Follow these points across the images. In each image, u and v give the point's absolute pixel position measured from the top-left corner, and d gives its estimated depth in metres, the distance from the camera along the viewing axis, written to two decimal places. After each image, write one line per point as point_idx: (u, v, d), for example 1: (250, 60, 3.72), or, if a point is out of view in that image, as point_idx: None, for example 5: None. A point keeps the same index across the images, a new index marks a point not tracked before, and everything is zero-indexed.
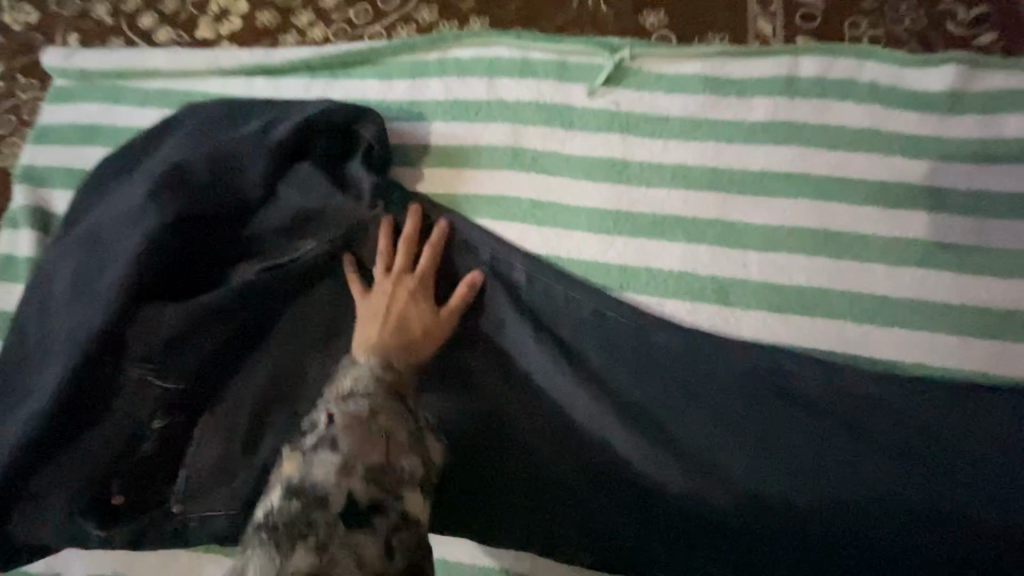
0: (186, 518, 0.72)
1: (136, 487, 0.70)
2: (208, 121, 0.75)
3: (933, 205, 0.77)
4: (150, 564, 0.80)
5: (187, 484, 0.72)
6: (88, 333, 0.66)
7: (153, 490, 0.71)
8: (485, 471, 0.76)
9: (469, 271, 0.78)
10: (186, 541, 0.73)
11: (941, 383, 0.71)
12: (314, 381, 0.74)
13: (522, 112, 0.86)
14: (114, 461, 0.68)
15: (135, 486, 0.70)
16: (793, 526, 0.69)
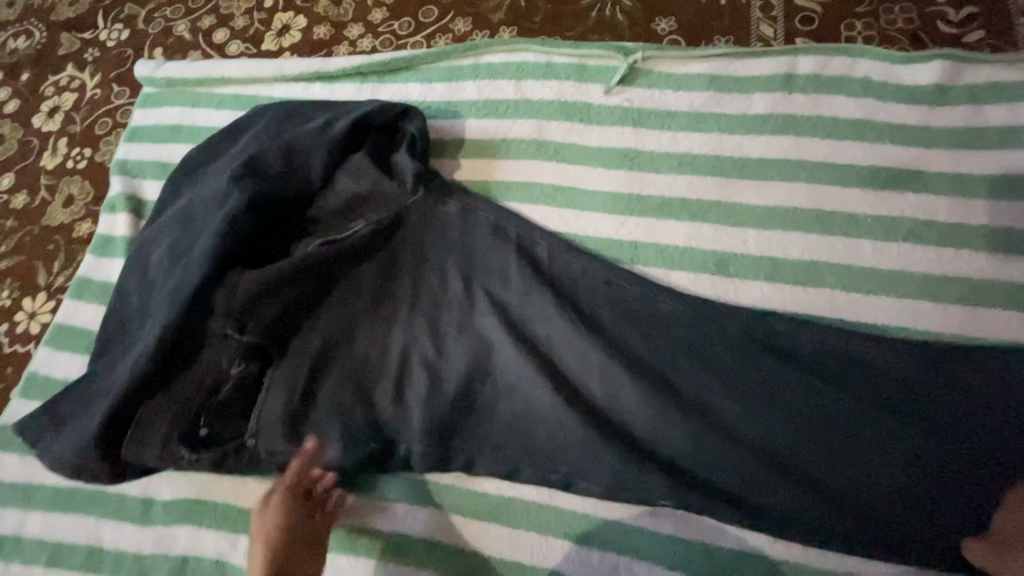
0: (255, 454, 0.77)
1: (218, 422, 0.77)
2: (285, 120, 0.90)
3: (929, 187, 0.78)
4: (158, 536, 0.80)
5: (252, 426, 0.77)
6: (181, 292, 0.75)
7: (226, 427, 0.77)
8: (491, 429, 0.75)
9: (487, 242, 0.81)
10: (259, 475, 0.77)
11: (956, 352, 0.68)
12: (362, 342, 0.79)
13: (545, 109, 0.92)
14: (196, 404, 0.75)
15: (217, 422, 0.77)
16: (805, 496, 0.67)
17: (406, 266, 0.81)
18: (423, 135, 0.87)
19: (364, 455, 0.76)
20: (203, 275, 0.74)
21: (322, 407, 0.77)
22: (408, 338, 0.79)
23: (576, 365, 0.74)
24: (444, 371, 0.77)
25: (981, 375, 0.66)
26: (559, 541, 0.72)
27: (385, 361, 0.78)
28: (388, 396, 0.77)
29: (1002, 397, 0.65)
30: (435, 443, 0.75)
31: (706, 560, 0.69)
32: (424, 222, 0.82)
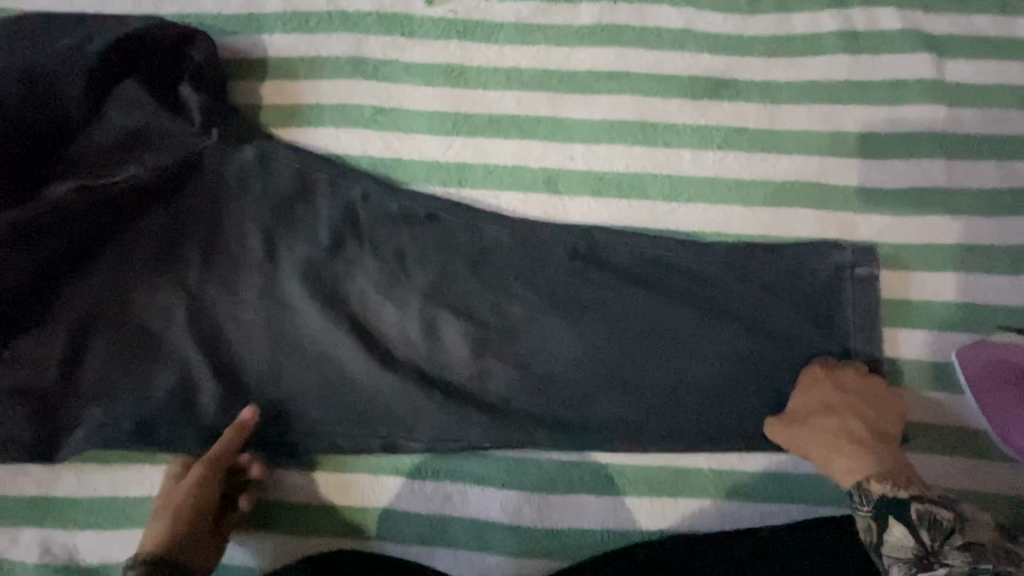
0: None
1: None
2: (20, 29, 0.70)
3: (738, 96, 0.80)
4: None
5: None
6: None
7: None
8: (308, 382, 0.69)
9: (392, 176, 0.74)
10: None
11: (760, 249, 0.71)
12: (143, 307, 0.69)
13: (362, 23, 0.82)
14: None
15: None
16: (622, 406, 0.68)
17: (196, 218, 0.71)
18: (212, 65, 0.74)
19: (142, 434, 0.67)
20: None
21: (87, 384, 0.67)
22: (196, 297, 0.70)
23: (399, 300, 0.70)
24: (245, 332, 0.69)
25: (778, 271, 0.70)
26: (389, 479, 0.69)
27: (168, 326, 0.69)
28: (171, 365, 0.68)
29: (795, 289, 0.70)
30: (236, 412, 0.67)
31: (539, 476, 0.69)
32: (217, 167, 0.72)
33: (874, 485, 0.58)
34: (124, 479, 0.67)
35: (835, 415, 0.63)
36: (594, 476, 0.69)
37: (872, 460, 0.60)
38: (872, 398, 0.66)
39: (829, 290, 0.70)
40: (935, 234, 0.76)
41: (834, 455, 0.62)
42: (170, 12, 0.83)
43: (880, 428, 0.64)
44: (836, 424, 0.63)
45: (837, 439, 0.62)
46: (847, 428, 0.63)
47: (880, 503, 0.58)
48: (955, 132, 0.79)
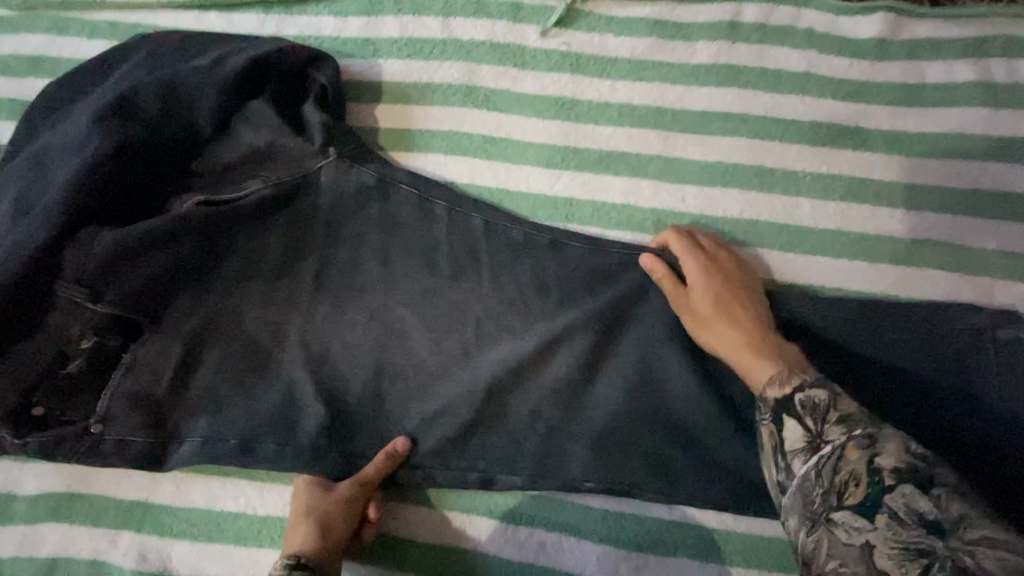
0: (104, 440, 0.67)
1: (65, 402, 0.66)
2: (164, 49, 0.74)
3: (863, 145, 0.76)
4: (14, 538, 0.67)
5: (108, 408, 0.67)
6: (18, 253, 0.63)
7: (75, 409, 0.66)
8: (406, 410, 0.68)
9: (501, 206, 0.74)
10: (108, 465, 0.67)
11: (882, 310, 0.67)
12: (253, 321, 0.70)
13: (475, 52, 0.82)
14: (38, 379, 0.65)
15: (65, 402, 0.66)
16: (731, 467, 0.64)
17: (312, 239, 0.72)
18: (335, 88, 0.75)
19: (243, 451, 0.66)
20: (41, 227, 0.64)
21: (197, 395, 0.68)
22: (307, 317, 0.70)
23: (504, 334, 0.69)
24: (352, 356, 0.69)
25: (908, 334, 0.67)
26: (483, 519, 0.66)
27: (278, 343, 0.70)
28: (279, 383, 0.68)
29: (924, 356, 0.66)
30: (338, 437, 0.67)
31: (638, 533, 0.65)
32: (335, 189, 0.73)
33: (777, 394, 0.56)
34: (221, 494, 0.67)
35: (710, 299, 0.64)
36: (698, 540, 0.65)
37: (746, 337, 0.61)
38: (728, 273, 0.67)
39: (968, 360, 0.66)
40: None
41: (716, 337, 0.63)
42: (292, 35, 0.85)
43: (741, 294, 0.65)
44: (703, 309, 0.64)
45: (721, 321, 0.63)
46: (731, 309, 0.63)
47: (785, 401, 0.55)
48: None
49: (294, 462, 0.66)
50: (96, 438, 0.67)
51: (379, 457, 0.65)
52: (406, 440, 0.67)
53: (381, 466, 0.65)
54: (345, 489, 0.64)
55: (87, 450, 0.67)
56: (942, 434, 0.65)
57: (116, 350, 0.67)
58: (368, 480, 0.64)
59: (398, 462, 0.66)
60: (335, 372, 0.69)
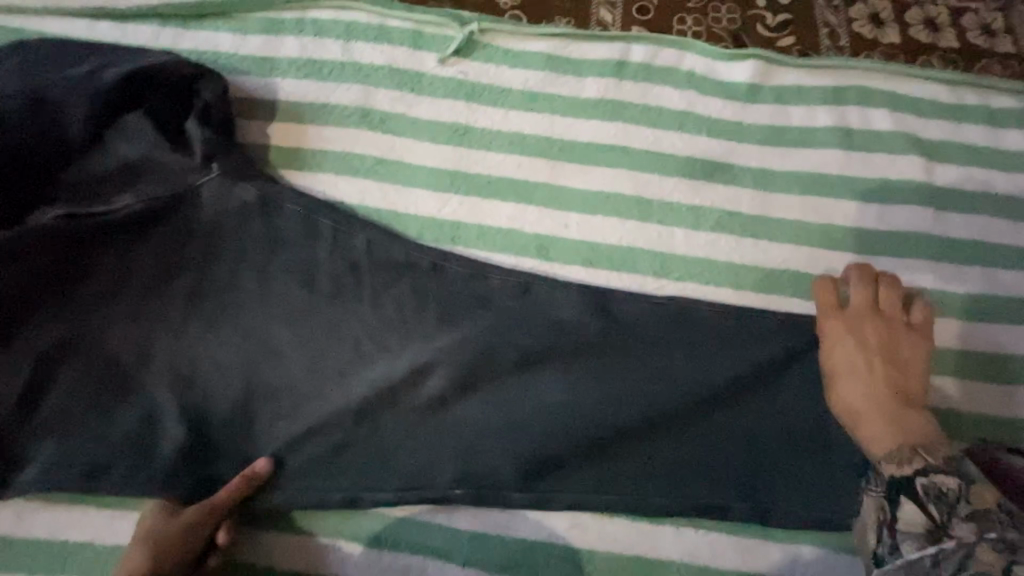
0: None
1: None
2: (36, 55, 0.71)
3: (732, 180, 0.81)
4: None
5: None
6: None
7: None
8: (275, 431, 0.66)
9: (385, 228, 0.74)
10: None
11: (752, 325, 0.70)
12: (117, 339, 0.67)
13: (373, 75, 0.84)
14: None
15: None
16: (594, 483, 0.67)
17: (188, 256, 0.70)
18: (221, 102, 0.74)
19: (97, 476, 0.64)
20: None
21: (47, 417, 0.64)
22: (177, 335, 0.68)
23: (380, 355, 0.68)
24: (222, 376, 0.67)
25: (774, 351, 0.69)
26: (347, 544, 0.65)
27: (144, 364, 0.67)
28: (140, 404, 0.66)
29: (783, 376, 0.69)
30: (202, 459, 0.65)
31: (505, 553, 0.66)
32: (214, 204, 0.71)
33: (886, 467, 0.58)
34: (67, 522, 0.63)
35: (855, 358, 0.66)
36: (562, 559, 0.66)
37: (888, 416, 0.62)
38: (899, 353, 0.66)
39: None
40: None
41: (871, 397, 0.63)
42: (188, 49, 0.85)
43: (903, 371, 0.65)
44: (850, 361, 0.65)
45: (894, 414, 0.62)
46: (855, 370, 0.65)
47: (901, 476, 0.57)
48: (943, 235, 0.80)
49: (150, 485, 0.63)
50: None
51: (236, 478, 0.63)
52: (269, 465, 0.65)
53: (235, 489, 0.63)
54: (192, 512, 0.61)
55: None
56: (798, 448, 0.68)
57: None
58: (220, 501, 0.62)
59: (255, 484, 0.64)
60: (202, 392, 0.67)
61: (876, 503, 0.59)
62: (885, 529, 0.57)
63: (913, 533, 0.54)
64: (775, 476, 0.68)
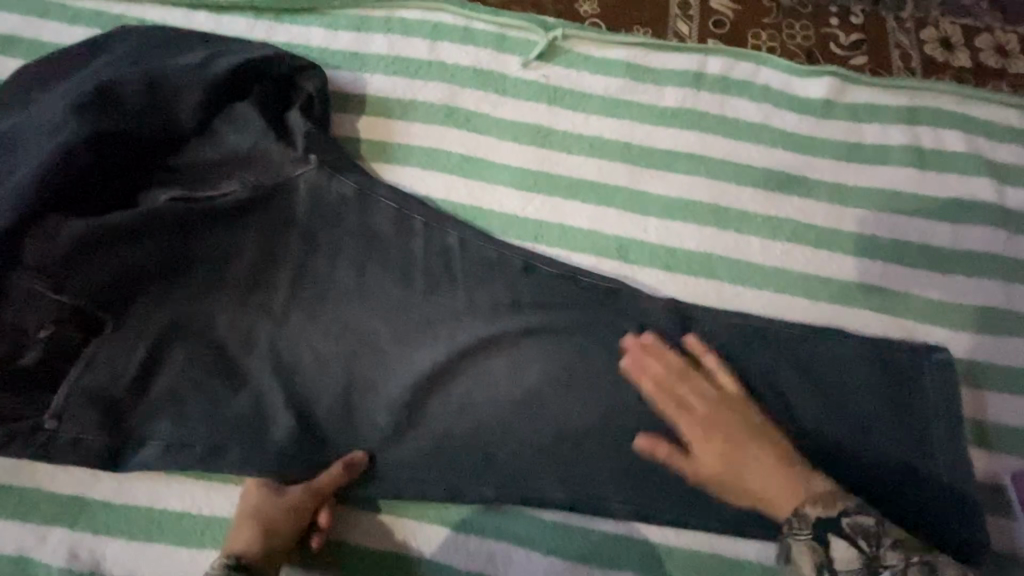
0: (56, 436, 0.64)
1: (13, 395, 0.63)
2: (150, 42, 0.74)
3: (806, 193, 0.83)
4: None
5: (63, 402, 0.64)
6: None
7: (27, 404, 0.64)
8: (365, 415, 0.69)
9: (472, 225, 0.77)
10: (53, 461, 0.64)
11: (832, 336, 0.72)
12: (222, 320, 0.70)
13: (459, 76, 0.87)
14: None
15: (13, 396, 0.63)
16: (677, 485, 0.68)
17: (290, 245, 0.74)
18: (322, 99, 0.78)
19: (198, 450, 0.66)
20: (6, 211, 0.63)
21: (158, 395, 0.67)
22: (278, 320, 0.71)
23: (468, 347, 0.71)
24: (320, 361, 0.70)
25: (855, 362, 0.71)
26: (434, 528, 0.67)
27: (248, 346, 0.70)
28: (244, 385, 0.68)
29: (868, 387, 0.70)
30: (300, 440, 0.67)
31: (584, 545, 0.67)
32: (314, 195, 0.75)
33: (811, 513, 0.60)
34: (167, 492, 0.65)
35: (739, 475, 0.64)
36: (641, 555, 0.68)
37: (787, 488, 0.62)
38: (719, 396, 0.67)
39: (906, 392, 0.70)
40: (1000, 354, 0.76)
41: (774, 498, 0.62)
42: (281, 41, 0.87)
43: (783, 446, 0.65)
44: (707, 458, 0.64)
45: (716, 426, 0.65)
46: (730, 454, 0.64)
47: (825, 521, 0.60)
48: (1017, 257, 0.80)
49: (250, 461, 0.66)
50: (48, 436, 0.64)
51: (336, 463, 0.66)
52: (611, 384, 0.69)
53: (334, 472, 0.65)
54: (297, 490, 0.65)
55: (36, 449, 0.64)
56: (884, 460, 0.68)
57: (72, 341, 0.66)
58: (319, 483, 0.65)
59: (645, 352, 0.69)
60: (301, 376, 0.70)
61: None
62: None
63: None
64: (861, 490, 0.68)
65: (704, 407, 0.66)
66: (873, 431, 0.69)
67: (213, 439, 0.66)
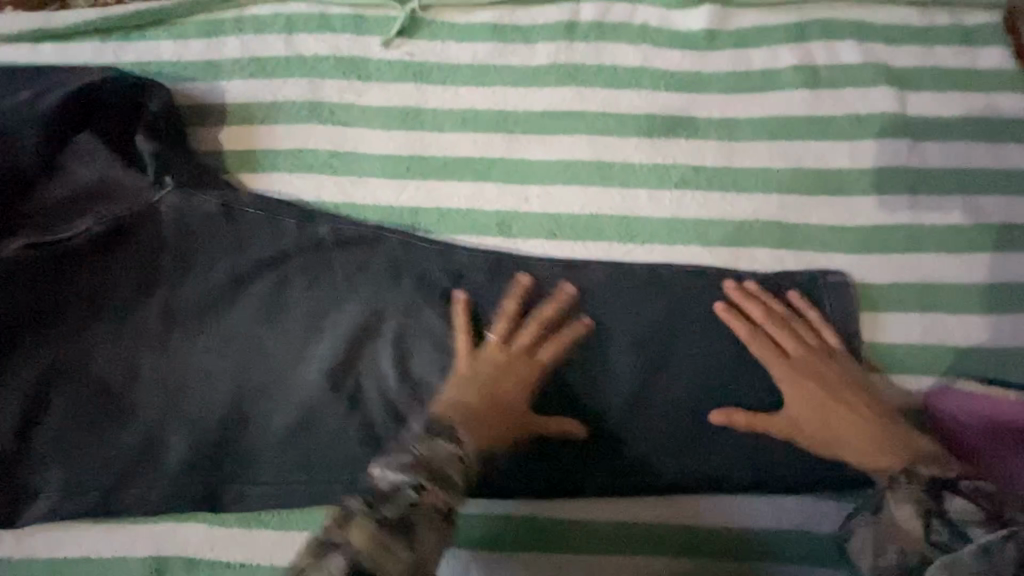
0: None
1: None
2: None
3: (692, 134, 0.78)
4: None
5: None
6: None
7: None
8: (254, 438, 0.66)
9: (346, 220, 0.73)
10: None
11: (714, 277, 0.72)
12: (101, 360, 0.68)
13: (320, 68, 0.82)
14: None
15: None
16: (572, 452, 0.69)
17: (161, 272, 0.71)
18: (168, 116, 0.74)
19: (94, 498, 0.64)
20: None
21: (45, 448, 0.65)
22: (159, 352, 0.68)
23: (350, 352, 0.68)
24: (207, 381, 0.68)
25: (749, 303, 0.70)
26: None
27: (131, 383, 0.67)
28: (133, 421, 0.66)
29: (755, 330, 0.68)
30: (197, 467, 0.65)
31: None
32: (176, 217, 0.72)
33: (923, 470, 0.58)
34: (66, 540, 0.65)
35: (797, 398, 0.66)
36: (540, 528, 0.69)
37: (875, 443, 0.62)
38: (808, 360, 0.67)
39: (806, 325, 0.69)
40: (911, 272, 0.72)
41: (867, 451, 0.63)
42: (131, 62, 0.83)
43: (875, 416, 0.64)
44: (813, 400, 0.65)
45: (796, 387, 0.66)
46: (807, 391, 0.65)
47: (938, 479, 0.57)
48: (919, 166, 0.76)
49: (148, 499, 0.65)
50: None
51: (460, 293, 0.69)
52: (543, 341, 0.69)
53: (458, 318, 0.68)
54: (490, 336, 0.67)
55: None
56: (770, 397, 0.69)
57: None
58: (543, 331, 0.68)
59: (754, 297, 0.70)
60: (188, 405, 0.67)
61: (914, 492, 0.57)
62: (934, 518, 0.55)
63: (965, 517, 0.54)
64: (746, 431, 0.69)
65: (811, 360, 0.67)
66: (759, 374, 0.69)
67: (108, 484, 0.65)
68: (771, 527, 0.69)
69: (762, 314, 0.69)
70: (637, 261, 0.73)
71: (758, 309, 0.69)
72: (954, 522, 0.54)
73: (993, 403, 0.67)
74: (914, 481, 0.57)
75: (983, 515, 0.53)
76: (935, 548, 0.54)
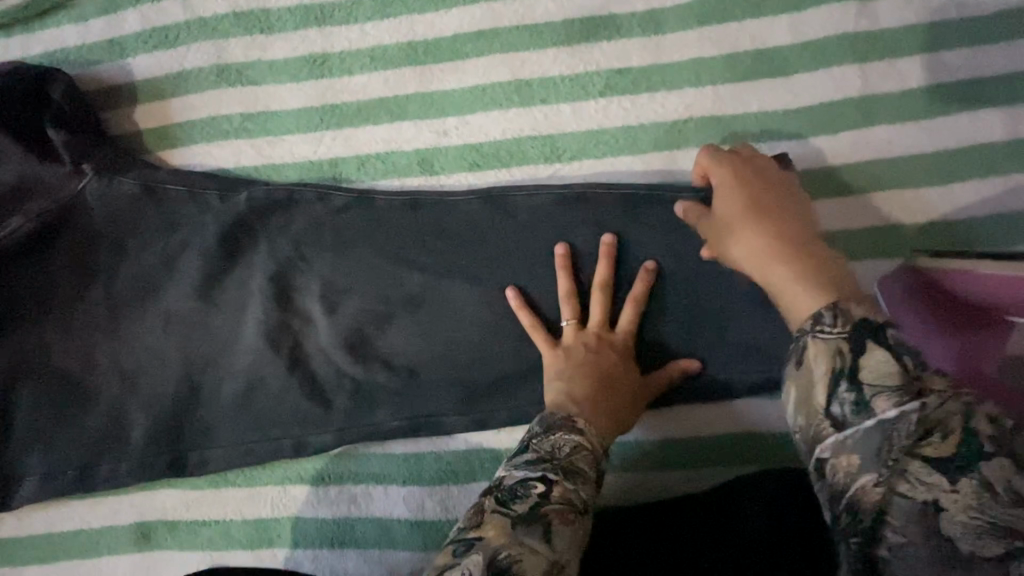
0: None
1: None
2: None
3: (617, 34, 0.71)
4: None
5: None
6: None
7: None
8: (210, 405, 0.69)
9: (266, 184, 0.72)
10: None
11: (650, 186, 0.67)
12: (57, 351, 0.71)
13: (219, 26, 0.77)
14: None
15: None
16: (519, 386, 0.67)
17: (97, 260, 0.72)
18: (75, 101, 0.72)
19: (77, 474, 0.70)
20: None
21: (23, 437, 0.70)
22: (110, 336, 0.71)
23: (284, 313, 0.70)
24: (157, 359, 0.70)
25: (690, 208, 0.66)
26: (295, 487, 0.70)
27: (89, 368, 0.70)
28: (98, 402, 0.70)
29: (688, 236, 0.65)
30: (160, 438, 0.69)
31: (440, 468, 0.68)
32: (101, 204, 0.72)
33: (857, 310, 0.44)
34: (61, 515, 0.72)
35: (758, 231, 0.54)
36: (492, 464, 0.68)
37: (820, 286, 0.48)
38: (780, 199, 0.56)
39: None
40: (863, 150, 0.66)
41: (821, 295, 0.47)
42: (38, 54, 0.81)
43: (828, 266, 0.50)
44: (768, 237, 0.53)
45: (754, 220, 0.55)
46: (772, 225, 0.54)
47: (874, 327, 0.43)
48: (873, 29, 0.67)
49: (124, 471, 0.70)
50: None
51: (511, 290, 0.66)
52: (476, 277, 0.68)
53: (523, 312, 0.65)
54: (566, 323, 0.64)
55: None
56: (720, 305, 0.65)
57: None
58: (634, 313, 0.64)
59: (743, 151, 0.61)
60: (143, 382, 0.70)
61: (835, 344, 0.43)
62: (843, 381, 0.42)
63: (886, 387, 0.41)
64: (697, 343, 0.66)
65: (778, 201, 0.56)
66: (703, 281, 0.65)
67: (88, 460, 0.70)
68: (729, 437, 0.67)
69: (728, 173, 0.59)
70: (566, 182, 0.69)
71: (724, 169, 0.59)
72: (864, 385, 0.41)
73: (987, 279, 0.57)
74: (839, 330, 0.44)
75: (901, 382, 0.40)
76: (831, 417, 0.42)
